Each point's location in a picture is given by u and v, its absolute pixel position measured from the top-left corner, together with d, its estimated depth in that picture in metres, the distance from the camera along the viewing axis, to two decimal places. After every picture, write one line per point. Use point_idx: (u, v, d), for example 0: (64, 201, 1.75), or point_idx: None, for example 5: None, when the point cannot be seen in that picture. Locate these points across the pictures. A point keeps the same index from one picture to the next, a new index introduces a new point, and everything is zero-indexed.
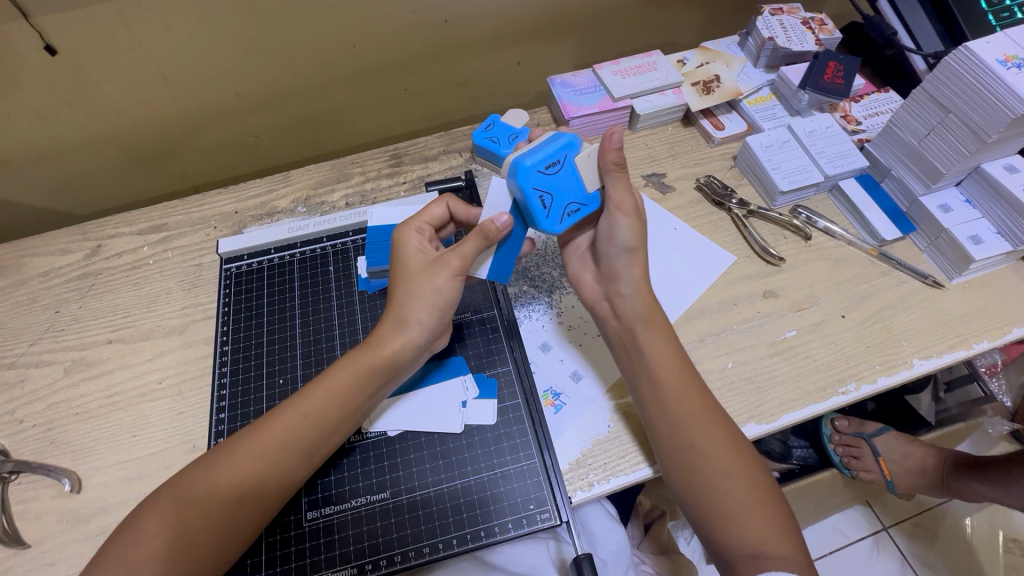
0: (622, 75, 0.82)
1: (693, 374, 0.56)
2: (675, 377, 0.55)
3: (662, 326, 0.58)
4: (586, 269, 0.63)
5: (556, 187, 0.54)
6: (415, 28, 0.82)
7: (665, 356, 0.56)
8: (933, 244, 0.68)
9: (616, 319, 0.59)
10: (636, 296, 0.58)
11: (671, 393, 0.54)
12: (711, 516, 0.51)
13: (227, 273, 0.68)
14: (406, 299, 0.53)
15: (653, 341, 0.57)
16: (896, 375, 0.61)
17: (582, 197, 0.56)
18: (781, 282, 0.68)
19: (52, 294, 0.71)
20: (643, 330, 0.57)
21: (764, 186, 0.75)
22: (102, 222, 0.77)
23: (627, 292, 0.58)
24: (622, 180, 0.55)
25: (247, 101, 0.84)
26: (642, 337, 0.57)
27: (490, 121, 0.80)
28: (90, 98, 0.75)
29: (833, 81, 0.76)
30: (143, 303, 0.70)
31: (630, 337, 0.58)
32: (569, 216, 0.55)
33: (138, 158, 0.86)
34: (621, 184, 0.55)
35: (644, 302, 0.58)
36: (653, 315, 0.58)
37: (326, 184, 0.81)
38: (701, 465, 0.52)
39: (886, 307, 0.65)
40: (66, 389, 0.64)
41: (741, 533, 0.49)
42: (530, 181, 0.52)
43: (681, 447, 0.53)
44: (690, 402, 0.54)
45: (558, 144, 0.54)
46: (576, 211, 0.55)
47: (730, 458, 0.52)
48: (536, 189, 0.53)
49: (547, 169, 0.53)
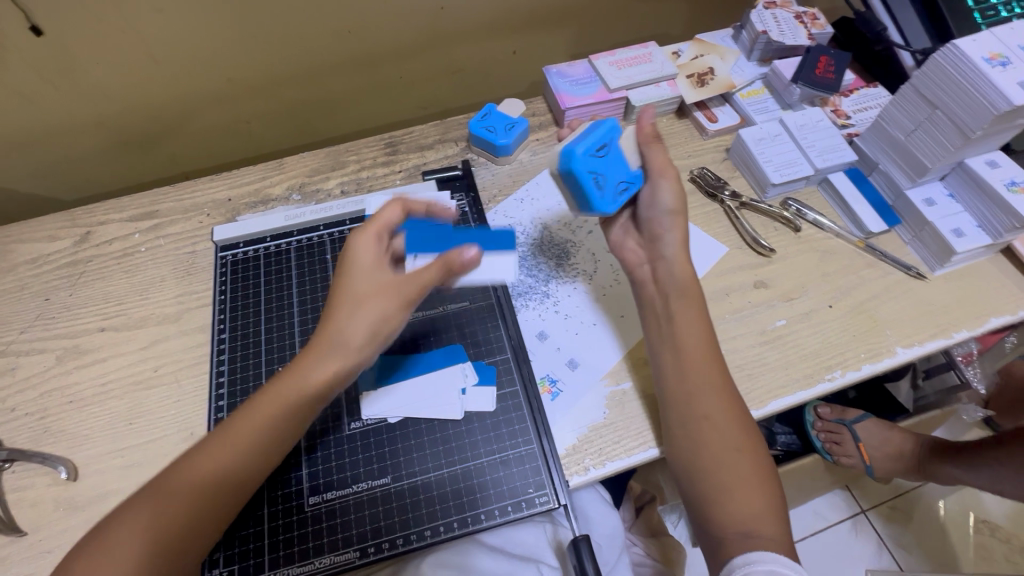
0: (618, 66, 0.83)
1: (713, 349, 0.58)
2: (696, 347, 0.57)
3: (697, 296, 0.60)
4: (629, 237, 0.67)
5: (606, 169, 0.61)
6: (412, 13, 0.82)
7: (691, 326, 0.58)
8: (917, 236, 0.70)
9: (654, 283, 0.63)
10: (676, 259, 0.62)
11: (685, 367, 0.57)
12: (704, 494, 0.53)
13: (223, 261, 0.67)
14: (346, 319, 0.50)
15: (684, 310, 0.59)
16: (880, 363, 0.63)
17: (628, 175, 0.63)
18: (771, 272, 0.70)
19: (41, 282, 0.70)
20: (674, 297, 0.60)
21: (757, 178, 0.76)
22: (91, 208, 0.76)
23: (669, 256, 0.62)
24: (661, 149, 0.63)
25: (241, 86, 0.83)
26: (672, 308, 0.60)
27: (487, 111, 0.80)
28: (77, 81, 0.73)
29: (824, 77, 0.78)
30: (137, 290, 0.69)
31: (661, 303, 0.61)
32: (621, 193, 0.62)
33: (126, 145, 0.85)
34: (659, 152, 0.62)
35: (685, 270, 0.61)
36: (691, 284, 0.61)
37: (321, 172, 0.80)
38: (713, 434, 0.54)
39: (871, 297, 0.68)
40: (59, 378, 0.63)
41: (733, 510, 0.52)
42: (583, 166, 0.59)
43: (687, 424, 0.55)
44: (697, 380, 0.56)
45: (603, 130, 0.61)
46: (626, 189, 0.62)
47: (728, 438, 0.54)
48: (591, 172, 0.60)
49: (595, 153, 0.60)
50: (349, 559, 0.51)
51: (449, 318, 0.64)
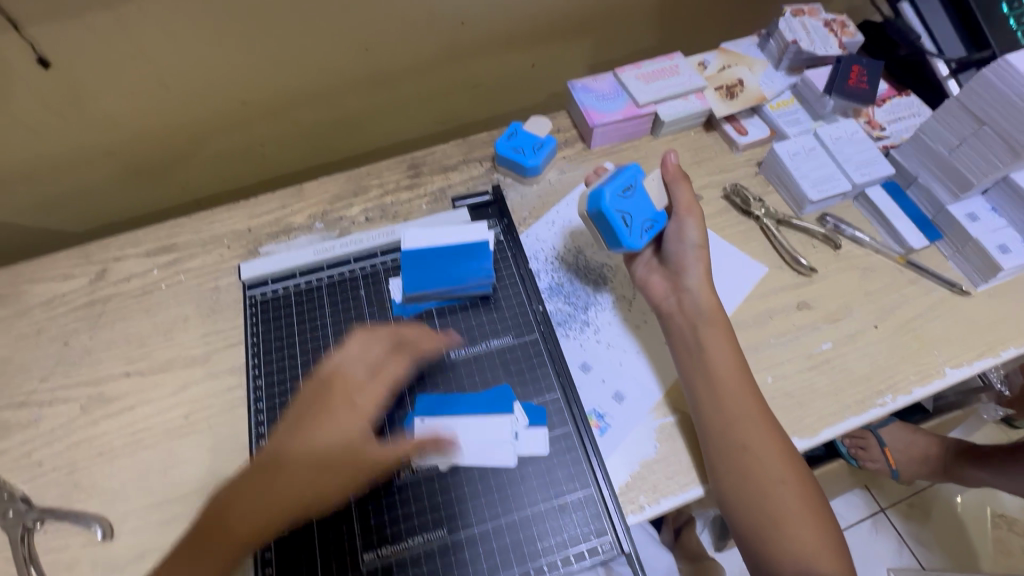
0: (645, 80, 0.80)
1: (746, 377, 0.58)
2: (731, 375, 0.57)
3: (726, 324, 0.61)
4: (653, 272, 0.67)
5: (634, 209, 0.65)
6: (431, 29, 0.79)
7: (722, 354, 0.58)
8: (959, 251, 0.68)
9: (681, 312, 0.62)
10: (701, 290, 0.62)
11: (722, 395, 0.56)
12: (758, 531, 0.52)
13: (251, 299, 0.65)
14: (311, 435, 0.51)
15: (714, 336, 0.60)
16: (930, 385, 0.62)
17: (654, 214, 0.66)
18: (813, 293, 0.68)
19: (58, 324, 0.67)
20: (703, 325, 0.60)
21: (791, 194, 0.75)
22: (105, 243, 0.73)
23: (693, 287, 0.63)
24: (687, 188, 0.66)
25: (255, 109, 0.80)
26: (702, 333, 0.60)
27: (513, 130, 0.78)
28: (85, 112, 0.70)
29: (858, 87, 0.76)
30: (160, 331, 0.67)
31: (691, 331, 0.61)
32: (647, 232, 0.65)
33: (136, 174, 0.81)
34: (685, 190, 0.66)
35: (710, 300, 0.62)
36: (717, 313, 0.61)
37: (343, 198, 0.78)
38: (756, 466, 0.54)
39: (916, 316, 0.66)
40: (86, 428, 0.61)
41: (788, 545, 0.52)
42: (612, 207, 0.63)
43: (731, 455, 0.54)
44: (738, 410, 0.56)
45: (630, 173, 0.65)
46: (651, 227, 0.66)
47: (775, 470, 0.54)
48: (619, 212, 0.63)
49: (623, 194, 0.64)
50: None
51: (493, 353, 0.61)
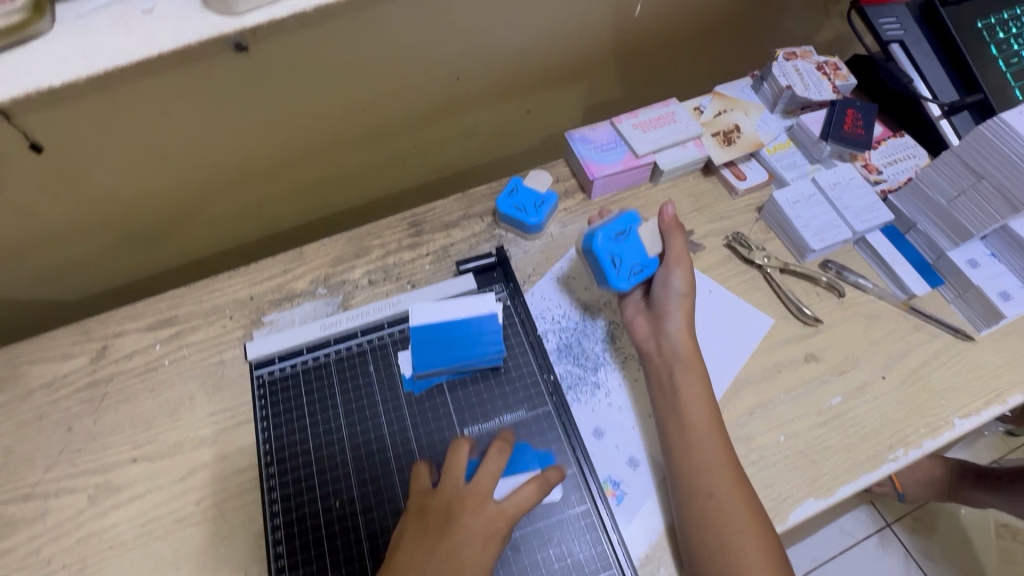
0: (642, 129, 0.80)
1: (719, 425, 0.59)
2: (702, 422, 0.58)
3: (699, 368, 0.62)
4: (638, 316, 0.67)
5: (624, 252, 0.66)
6: (427, 87, 0.78)
7: (695, 399, 0.59)
8: (961, 296, 0.69)
9: (660, 355, 0.63)
10: (678, 334, 0.63)
11: (693, 440, 0.58)
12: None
13: (260, 380, 0.63)
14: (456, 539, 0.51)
15: (687, 380, 0.61)
16: (940, 438, 0.63)
17: (644, 259, 0.67)
18: (820, 344, 0.69)
19: (60, 408, 0.66)
20: (680, 369, 0.61)
21: (794, 242, 0.75)
22: (105, 319, 0.72)
23: (671, 331, 0.63)
24: (680, 238, 0.67)
25: (252, 172, 0.79)
26: (678, 376, 0.61)
27: (513, 186, 0.78)
28: (81, 189, 0.69)
29: (853, 132, 0.77)
30: (166, 411, 0.66)
31: (667, 375, 0.62)
32: (635, 275, 0.66)
33: (133, 242, 0.80)
34: (678, 240, 0.67)
35: (686, 344, 0.62)
36: (693, 356, 0.62)
37: (345, 260, 0.77)
38: (717, 511, 0.54)
39: (922, 365, 0.67)
40: (95, 520, 0.59)
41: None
42: (601, 248, 0.66)
43: (693, 500, 0.55)
44: (705, 456, 0.57)
45: (625, 220, 0.67)
46: (640, 271, 0.66)
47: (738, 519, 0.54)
48: (608, 252, 0.66)
49: (615, 238, 0.67)
50: None
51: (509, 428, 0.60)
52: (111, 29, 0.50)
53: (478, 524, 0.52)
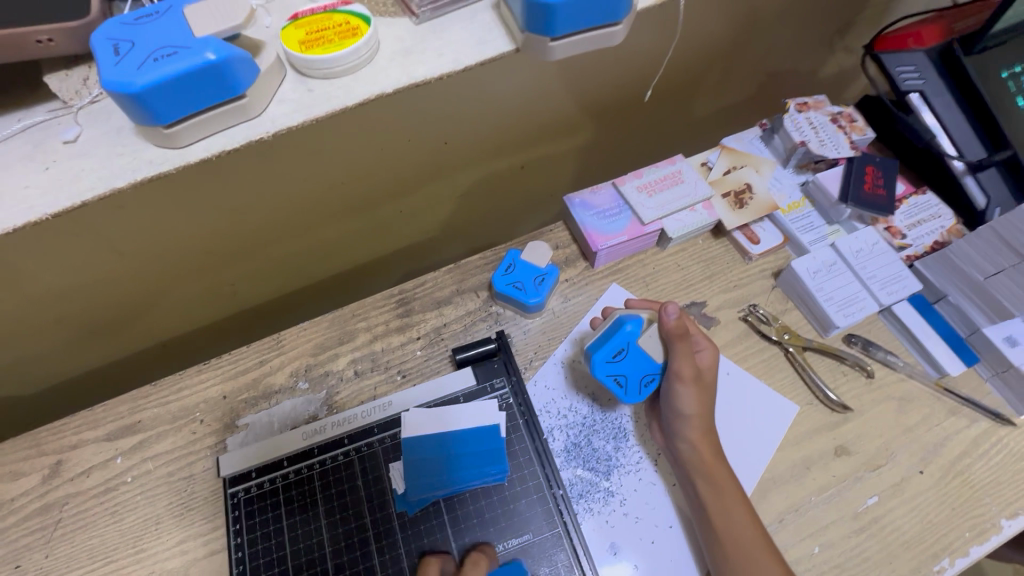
0: (647, 191, 0.74)
1: (765, 536, 0.54)
2: (745, 538, 0.53)
3: (728, 476, 0.56)
4: (652, 423, 0.62)
5: (629, 368, 0.59)
6: (412, 153, 0.71)
7: (729, 512, 0.55)
8: (999, 376, 0.64)
9: (680, 467, 0.58)
10: (699, 444, 0.57)
11: (738, 563, 0.52)
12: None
13: (234, 498, 0.57)
14: None
15: (719, 493, 0.55)
16: (987, 542, 0.57)
17: (652, 366, 0.59)
18: (850, 434, 0.63)
19: (8, 541, 0.59)
20: (703, 483, 0.56)
21: (815, 314, 0.69)
22: (59, 428, 0.64)
23: (690, 440, 0.57)
24: (685, 351, 0.58)
25: (221, 253, 0.71)
26: (702, 490, 0.56)
27: (510, 260, 0.71)
28: (24, 290, 0.61)
29: (874, 193, 0.72)
30: (129, 539, 0.58)
31: (694, 489, 0.57)
32: (649, 386, 0.59)
33: (91, 333, 0.72)
34: (684, 351, 0.58)
35: (709, 450, 0.57)
36: (717, 466, 0.57)
37: (327, 348, 0.70)
38: None
39: (962, 456, 0.62)
40: None
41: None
42: (602, 372, 0.59)
43: None
44: (763, 573, 0.51)
45: (621, 332, 0.60)
46: (653, 379, 0.59)
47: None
48: (610, 374, 0.59)
49: (614, 357, 0.60)
50: None
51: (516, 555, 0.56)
52: (27, 162, 0.47)
53: None
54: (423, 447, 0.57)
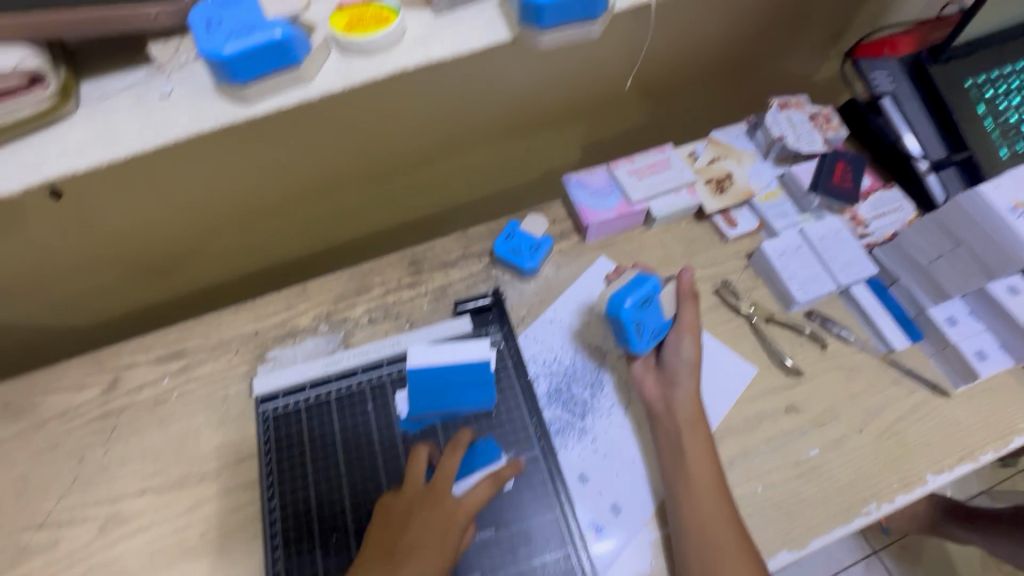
0: (637, 175, 0.83)
1: (721, 480, 0.62)
2: (708, 481, 0.61)
3: (705, 431, 0.64)
4: (647, 376, 0.68)
5: (648, 319, 0.66)
6: (428, 131, 0.81)
7: (701, 456, 0.62)
8: (940, 352, 0.72)
9: (668, 416, 0.65)
10: (687, 401, 0.65)
11: (699, 502, 0.60)
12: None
13: (264, 414, 0.67)
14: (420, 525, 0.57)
15: (695, 442, 0.63)
16: (913, 492, 0.65)
17: (662, 322, 0.67)
18: (801, 395, 0.71)
19: (73, 439, 0.70)
20: (689, 433, 0.63)
21: (780, 291, 0.78)
22: (116, 351, 0.76)
23: (681, 397, 0.65)
24: (693, 307, 0.68)
25: (259, 209, 0.82)
26: (685, 437, 0.63)
27: (510, 229, 0.80)
28: (95, 228, 0.72)
29: (841, 185, 0.80)
30: (173, 444, 0.69)
31: (675, 437, 0.64)
32: (654, 339, 0.67)
33: (144, 274, 0.83)
34: (691, 309, 0.67)
35: (694, 409, 0.64)
36: (700, 421, 0.64)
37: (346, 298, 0.80)
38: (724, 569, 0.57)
39: (898, 420, 0.69)
40: (105, 550, 0.63)
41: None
42: (629, 317, 0.64)
43: (704, 554, 0.58)
44: (712, 512, 0.59)
45: (648, 285, 0.66)
46: (658, 334, 0.67)
47: (741, 574, 0.57)
48: (633, 320, 0.65)
49: (641, 305, 0.65)
50: None
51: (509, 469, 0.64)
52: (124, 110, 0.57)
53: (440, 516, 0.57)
54: (427, 377, 0.64)
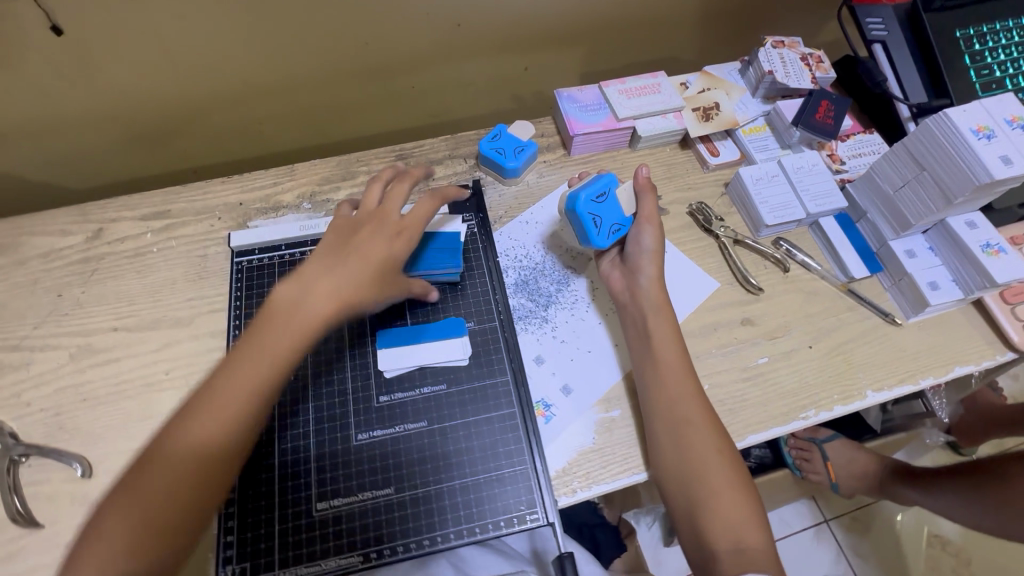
0: (627, 95, 0.85)
1: (687, 362, 0.63)
2: (673, 363, 0.62)
3: (671, 316, 0.65)
4: (614, 269, 0.71)
5: (604, 212, 0.69)
6: (428, 29, 0.82)
7: (665, 335, 0.64)
8: (896, 284, 0.74)
9: (634, 303, 0.67)
10: (652, 288, 0.66)
11: (664, 380, 0.62)
12: (699, 500, 0.57)
13: (238, 266, 0.72)
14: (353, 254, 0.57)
15: (661, 325, 0.64)
16: (851, 405, 0.68)
17: (620, 218, 0.69)
18: (758, 310, 0.74)
19: (53, 277, 0.72)
20: (654, 316, 0.65)
21: (751, 216, 0.80)
22: (103, 204, 0.77)
23: (645, 285, 0.67)
24: (652, 199, 0.69)
25: (255, 89, 0.83)
26: (650, 321, 0.65)
27: (497, 132, 0.82)
28: (93, 80, 0.74)
29: (824, 121, 0.81)
30: (149, 291, 0.71)
31: (642, 320, 0.66)
32: (614, 234, 0.69)
33: (138, 139, 0.85)
34: (650, 200, 0.69)
35: (659, 293, 0.66)
36: (666, 306, 0.66)
37: (331, 182, 0.82)
38: (695, 438, 0.59)
39: (848, 341, 0.72)
40: (73, 376, 0.65)
41: (718, 510, 0.56)
42: (584, 207, 0.68)
43: (673, 425, 0.59)
44: (679, 390, 0.61)
45: (604, 180, 0.69)
46: (618, 230, 0.69)
47: (711, 442, 0.59)
48: (590, 214, 0.68)
49: (598, 199, 0.69)
50: (354, 562, 0.54)
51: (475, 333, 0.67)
52: None
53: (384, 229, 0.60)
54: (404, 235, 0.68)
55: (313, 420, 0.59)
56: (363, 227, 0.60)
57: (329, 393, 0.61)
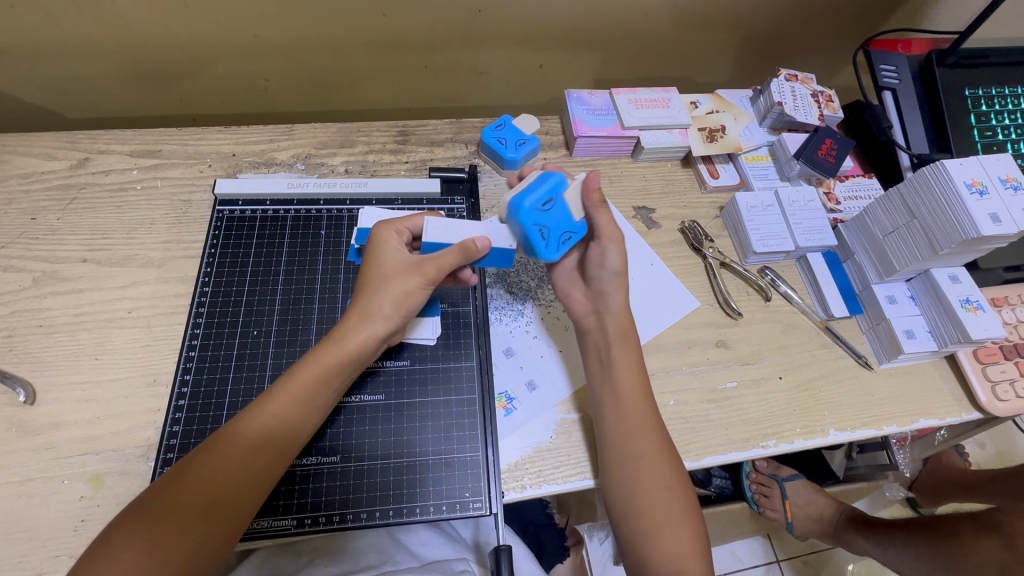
0: (636, 105, 0.84)
1: (642, 396, 0.61)
2: (627, 397, 0.60)
3: (633, 344, 0.62)
4: (575, 287, 0.67)
5: (552, 218, 0.58)
6: (449, 12, 0.82)
7: (622, 372, 0.61)
8: (873, 328, 0.74)
9: (600, 330, 0.63)
10: (620, 314, 0.63)
11: (619, 413, 0.59)
12: (641, 534, 0.56)
13: (219, 214, 0.71)
14: (376, 296, 0.54)
15: (623, 353, 0.62)
16: (812, 440, 0.68)
17: (572, 225, 0.60)
18: (734, 335, 0.74)
19: (30, 200, 0.70)
20: (618, 343, 0.62)
21: (740, 242, 0.79)
22: (93, 134, 0.76)
23: (613, 310, 0.63)
24: (606, 213, 0.61)
25: (265, 44, 0.82)
26: (613, 349, 0.62)
27: (501, 121, 0.80)
28: (102, 8, 0.73)
29: (825, 158, 0.82)
30: (125, 227, 0.70)
31: (604, 348, 0.62)
32: (565, 243, 0.60)
33: (141, 77, 0.85)
34: (605, 215, 0.61)
35: (623, 321, 0.63)
36: (628, 333, 0.63)
37: (329, 146, 0.80)
38: (648, 473, 0.57)
39: (818, 377, 0.72)
40: (33, 300, 0.64)
41: (657, 542, 0.55)
42: (530, 220, 0.57)
43: (627, 459, 0.57)
44: (636, 421, 0.59)
45: (549, 184, 0.59)
46: (570, 238, 0.60)
47: (663, 473, 0.57)
48: (538, 224, 0.57)
49: (544, 206, 0.58)
50: (286, 526, 0.54)
51: (449, 314, 0.68)
52: None
53: (394, 256, 0.56)
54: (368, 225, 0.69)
55: (270, 376, 0.61)
56: (382, 252, 0.56)
57: (291, 352, 0.63)
